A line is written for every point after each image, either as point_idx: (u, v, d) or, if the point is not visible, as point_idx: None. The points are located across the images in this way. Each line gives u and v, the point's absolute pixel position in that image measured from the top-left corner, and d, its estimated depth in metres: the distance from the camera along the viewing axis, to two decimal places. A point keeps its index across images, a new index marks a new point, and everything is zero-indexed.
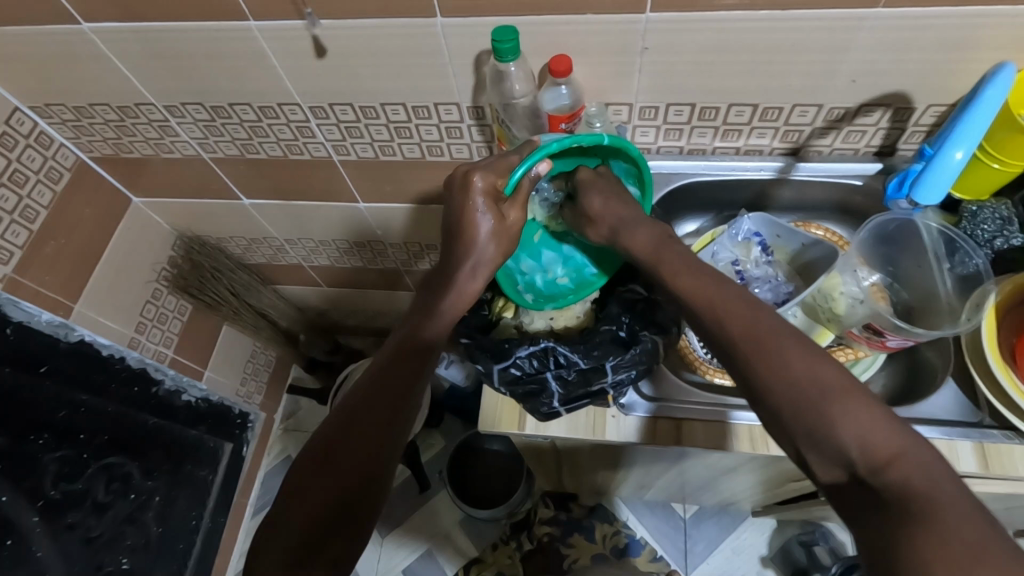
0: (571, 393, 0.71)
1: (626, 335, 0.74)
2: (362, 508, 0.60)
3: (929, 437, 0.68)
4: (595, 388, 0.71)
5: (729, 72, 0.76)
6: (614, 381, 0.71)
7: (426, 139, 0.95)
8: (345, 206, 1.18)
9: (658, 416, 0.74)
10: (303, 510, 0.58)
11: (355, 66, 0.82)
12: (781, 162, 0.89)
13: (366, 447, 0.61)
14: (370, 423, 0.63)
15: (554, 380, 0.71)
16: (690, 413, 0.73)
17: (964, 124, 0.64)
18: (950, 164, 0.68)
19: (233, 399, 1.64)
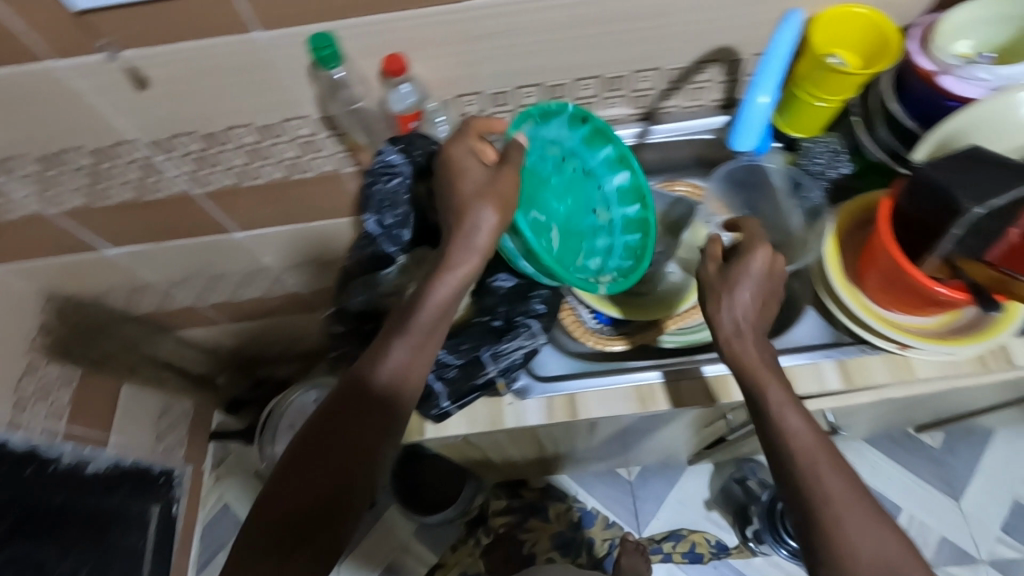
0: (458, 389, 0.71)
1: (502, 323, 0.73)
2: (337, 519, 0.62)
3: (795, 363, 0.72)
4: (480, 381, 0.72)
5: (566, 50, 0.77)
6: (499, 369, 0.72)
7: (285, 157, 0.92)
8: (221, 237, 1.12)
9: (551, 395, 0.75)
10: (281, 509, 0.61)
11: (184, 93, 0.77)
12: (636, 128, 0.92)
13: (343, 458, 0.62)
14: (351, 427, 0.63)
15: (437, 382, 0.71)
16: (581, 388, 0.75)
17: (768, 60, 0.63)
18: (762, 105, 0.65)
19: (151, 458, 1.55)
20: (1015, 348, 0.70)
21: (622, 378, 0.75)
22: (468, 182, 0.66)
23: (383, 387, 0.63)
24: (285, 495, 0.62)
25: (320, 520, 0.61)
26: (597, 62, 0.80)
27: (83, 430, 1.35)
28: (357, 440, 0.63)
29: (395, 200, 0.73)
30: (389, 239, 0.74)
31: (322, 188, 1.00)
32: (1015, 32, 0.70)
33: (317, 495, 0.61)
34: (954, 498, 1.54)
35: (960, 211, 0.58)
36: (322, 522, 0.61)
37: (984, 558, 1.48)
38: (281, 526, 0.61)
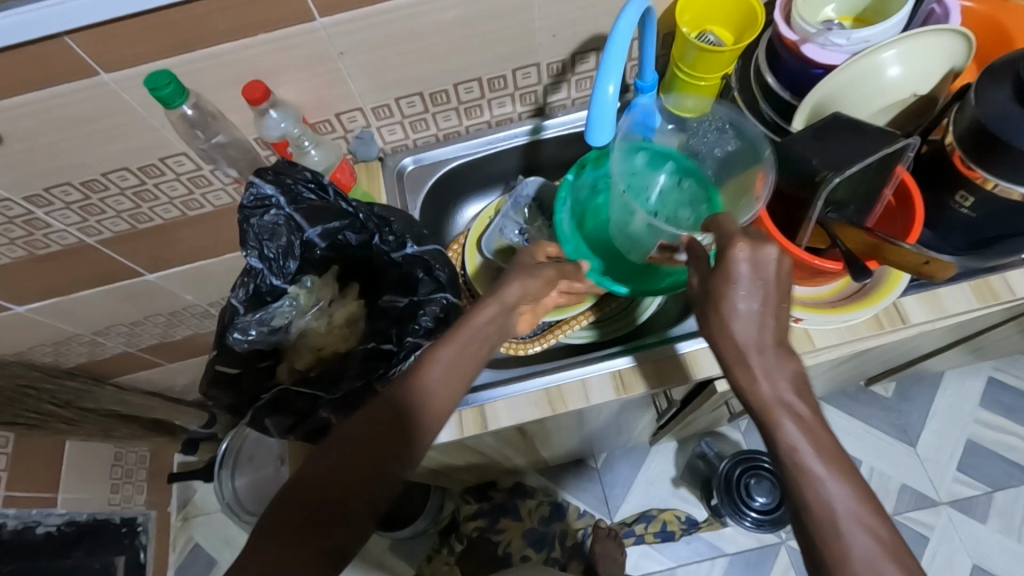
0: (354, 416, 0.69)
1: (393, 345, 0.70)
2: (357, 528, 0.54)
3: None
4: None
5: (436, 55, 0.76)
6: None
7: (176, 195, 0.89)
8: (133, 282, 1.09)
9: (461, 408, 0.74)
10: (306, 501, 0.53)
11: (45, 144, 0.74)
12: (529, 125, 0.90)
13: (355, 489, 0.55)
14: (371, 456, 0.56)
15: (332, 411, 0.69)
16: (491, 396, 0.74)
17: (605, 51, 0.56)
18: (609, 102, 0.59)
19: (108, 510, 1.51)
20: (908, 306, 0.71)
21: (533, 380, 0.74)
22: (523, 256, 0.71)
23: (426, 395, 0.60)
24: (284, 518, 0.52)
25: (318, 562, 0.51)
26: (472, 62, 0.78)
27: (25, 493, 1.31)
28: (394, 447, 0.57)
29: (273, 232, 0.70)
30: (270, 271, 0.71)
31: (223, 221, 0.97)
32: None
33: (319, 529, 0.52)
34: (911, 444, 1.57)
35: (820, 179, 0.59)
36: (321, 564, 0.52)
37: (944, 499, 1.51)
38: (306, 514, 0.53)
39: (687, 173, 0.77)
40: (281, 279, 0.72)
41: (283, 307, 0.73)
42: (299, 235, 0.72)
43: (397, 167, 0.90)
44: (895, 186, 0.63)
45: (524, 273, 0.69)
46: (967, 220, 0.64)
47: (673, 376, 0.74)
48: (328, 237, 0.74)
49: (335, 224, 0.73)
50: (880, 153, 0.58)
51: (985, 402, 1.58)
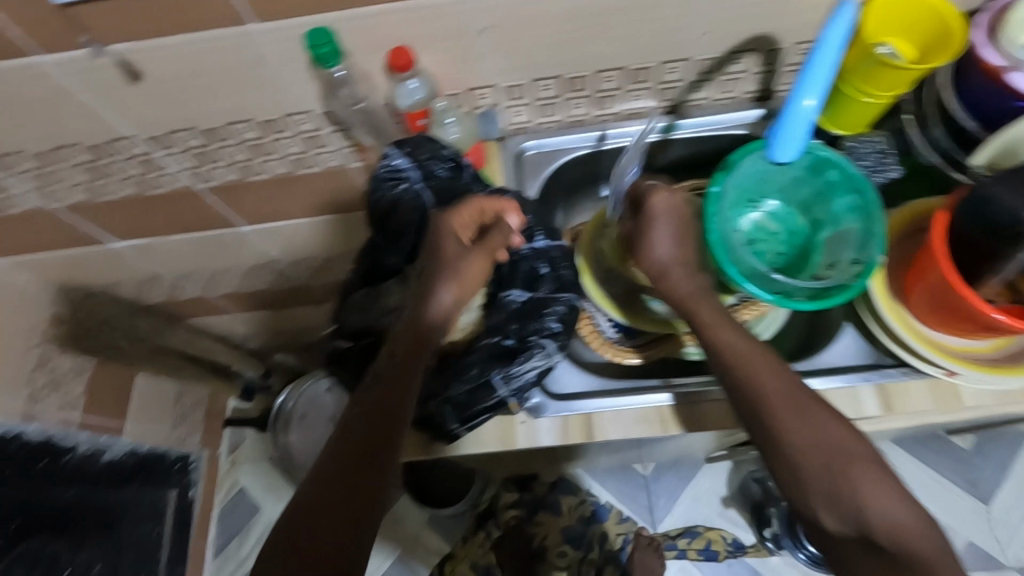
0: (466, 411, 0.67)
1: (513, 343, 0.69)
2: (364, 521, 0.55)
3: (831, 386, 0.67)
4: (491, 403, 0.67)
5: (584, 39, 0.71)
6: (512, 391, 0.68)
7: (289, 153, 0.87)
8: (226, 231, 1.08)
9: (565, 414, 0.71)
10: (304, 520, 0.54)
11: (179, 89, 0.73)
12: (661, 122, 0.85)
13: (356, 466, 0.57)
14: (365, 451, 0.58)
15: (447, 404, 0.67)
16: (597, 408, 0.70)
17: (813, 59, 0.52)
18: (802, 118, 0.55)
19: (167, 445, 1.56)
20: None
21: (643, 398, 0.70)
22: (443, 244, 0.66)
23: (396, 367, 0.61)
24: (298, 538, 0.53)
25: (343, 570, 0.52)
26: (619, 51, 0.73)
27: (98, 420, 1.35)
28: (370, 434, 0.58)
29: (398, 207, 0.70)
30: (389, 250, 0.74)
31: (327, 183, 0.95)
32: None
33: (341, 535, 0.54)
34: (983, 501, 1.48)
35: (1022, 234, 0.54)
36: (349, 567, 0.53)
37: (1010, 564, 1.43)
38: (312, 531, 0.54)
39: (840, 185, 0.70)
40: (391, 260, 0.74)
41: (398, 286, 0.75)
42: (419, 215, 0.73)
43: (517, 149, 0.86)
44: None
45: (448, 272, 0.65)
46: None
47: None
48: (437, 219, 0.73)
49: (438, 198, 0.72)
50: None
51: None
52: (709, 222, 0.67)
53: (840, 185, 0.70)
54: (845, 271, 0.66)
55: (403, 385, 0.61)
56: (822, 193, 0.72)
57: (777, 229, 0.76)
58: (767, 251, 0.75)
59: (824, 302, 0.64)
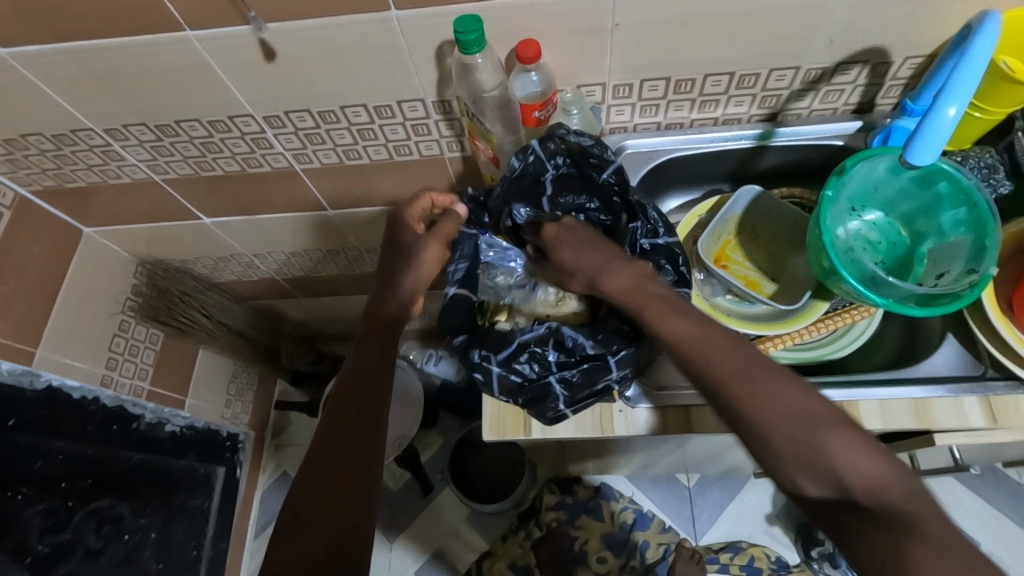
0: (577, 395, 0.71)
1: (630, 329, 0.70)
2: (360, 513, 0.61)
3: (935, 395, 0.67)
4: (600, 386, 0.71)
5: (702, 41, 0.73)
6: (618, 377, 0.70)
7: (392, 138, 0.90)
8: (311, 214, 1.12)
9: (664, 405, 0.73)
10: (304, 521, 0.59)
11: (308, 69, 0.76)
12: (759, 129, 0.86)
13: (347, 466, 0.63)
14: (356, 414, 0.67)
15: (558, 385, 0.71)
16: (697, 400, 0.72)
17: (961, 71, 0.53)
18: (944, 123, 0.56)
19: (220, 422, 1.60)
20: None
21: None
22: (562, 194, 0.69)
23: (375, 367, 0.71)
24: (311, 494, 0.61)
25: (355, 507, 0.61)
26: (732, 57, 0.75)
27: (162, 391, 1.39)
28: (351, 436, 0.65)
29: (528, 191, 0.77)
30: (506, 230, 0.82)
31: (420, 172, 0.98)
32: None
33: (349, 484, 0.62)
34: None
35: None
36: (361, 505, 0.61)
37: None
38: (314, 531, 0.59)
39: (948, 200, 0.71)
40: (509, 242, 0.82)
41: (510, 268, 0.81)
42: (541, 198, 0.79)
43: (615, 147, 0.88)
44: None
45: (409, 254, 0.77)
46: None
47: (902, 421, 0.67)
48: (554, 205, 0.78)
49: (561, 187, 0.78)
50: None
51: None
52: (821, 226, 0.69)
53: (948, 202, 0.71)
54: (960, 280, 0.67)
55: (379, 359, 0.71)
56: (925, 207, 0.73)
57: (877, 238, 0.76)
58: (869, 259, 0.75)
59: (937, 309, 0.64)
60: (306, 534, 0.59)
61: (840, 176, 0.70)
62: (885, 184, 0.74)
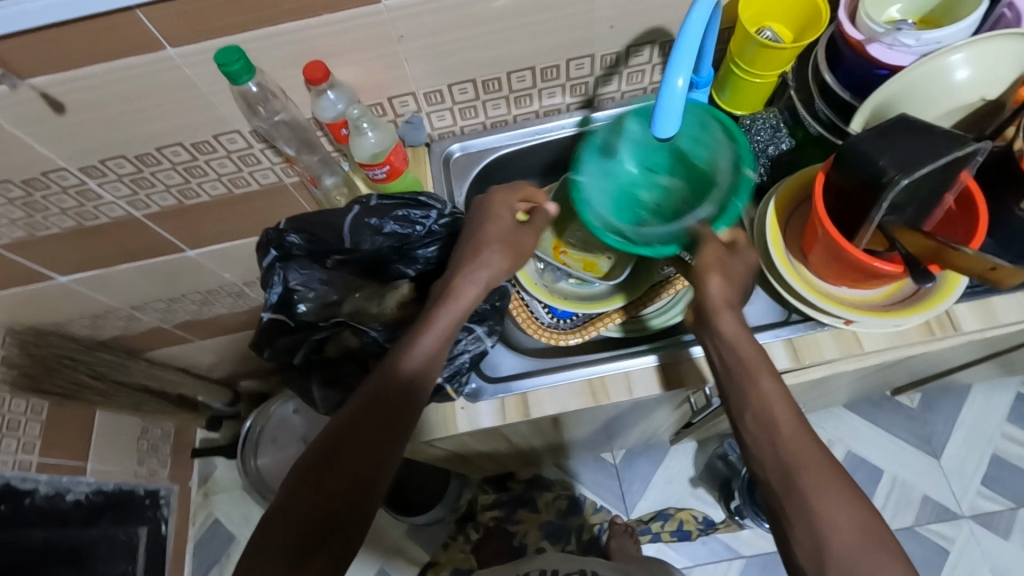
0: None
1: None
2: (360, 512, 0.59)
3: None
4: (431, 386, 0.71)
5: (492, 42, 0.75)
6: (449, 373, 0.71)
7: (224, 172, 0.90)
8: (171, 256, 1.10)
9: (505, 393, 0.74)
10: (303, 507, 0.57)
11: (107, 117, 0.75)
12: (577, 117, 0.90)
13: (361, 462, 0.59)
14: (370, 428, 0.60)
15: None
16: (547, 383, 0.74)
17: (677, 46, 0.57)
18: (677, 95, 0.59)
19: (134, 482, 1.54)
20: (961, 313, 0.70)
21: (606, 366, 0.74)
22: (499, 218, 0.69)
23: (415, 374, 0.62)
24: (305, 496, 0.58)
25: (343, 523, 0.58)
26: (527, 52, 0.78)
27: (57, 461, 1.33)
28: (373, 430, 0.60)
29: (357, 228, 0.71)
30: (301, 256, 0.69)
31: (267, 201, 0.98)
32: None
33: (344, 495, 0.59)
34: (934, 456, 1.53)
35: (887, 181, 0.57)
36: (349, 522, 0.59)
37: (966, 513, 1.47)
38: (307, 518, 0.57)
39: (702, 140, 0.74)
40: (312, 267, 0.69)
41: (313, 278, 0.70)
42: (390, 217, 0.70)
43: (444, 152, 0.90)
44: (959, 192, 0.62)
45: (506, 241, 0.69)
46: None
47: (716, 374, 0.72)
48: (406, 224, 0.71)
49: (420, 212, 0.71)
50: (950, 157, 0.56)
51: (1014, 418, 1.53)
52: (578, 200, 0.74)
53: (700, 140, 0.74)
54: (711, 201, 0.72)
55: (429, 365, 0.63)
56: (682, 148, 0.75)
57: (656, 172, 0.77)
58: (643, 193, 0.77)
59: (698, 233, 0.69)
60: (291, 538, 0.56)
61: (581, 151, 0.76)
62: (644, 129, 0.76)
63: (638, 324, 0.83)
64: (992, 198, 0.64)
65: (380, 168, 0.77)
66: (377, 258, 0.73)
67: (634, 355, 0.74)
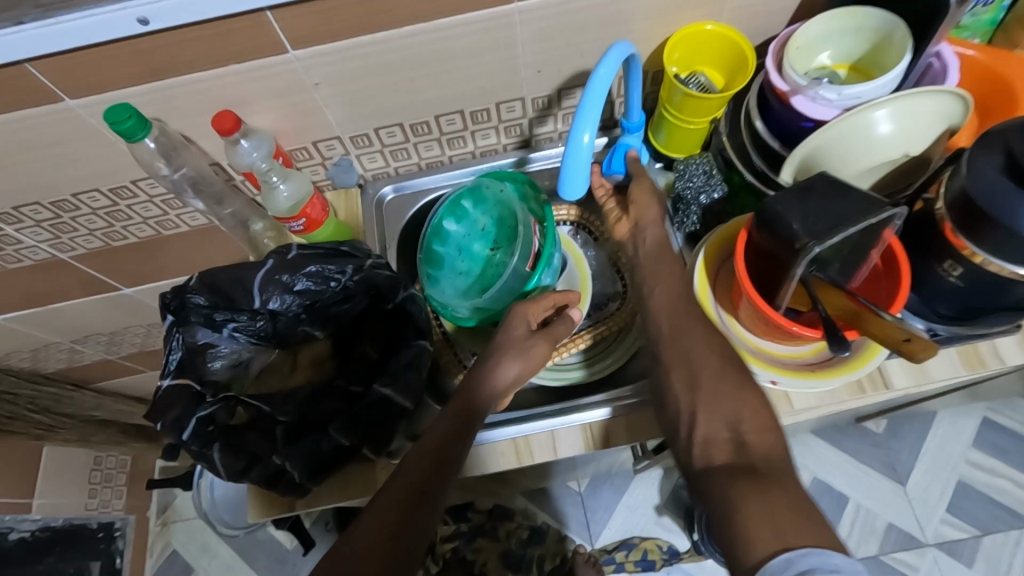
0: (345, 456, 0.65)
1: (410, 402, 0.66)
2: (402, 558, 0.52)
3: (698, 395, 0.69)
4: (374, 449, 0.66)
5: (413, 87, 0.73)
6: (385, 427, 0.65)
7: (149, 216, 0.87)
8: (107, 295, 1.06)
9: None
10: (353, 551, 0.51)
11: (13, 167, 0.72)
12: (513, 157, 0.87)
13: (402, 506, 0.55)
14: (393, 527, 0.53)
15: (336, 455, 0.64)
16: (480, 440, 0.71)
17: (584, 102, 0.57)
18: (584, 153, 0.59)
19: (86, 515, 1.50)
20: (891, 369, 0.68)
21: (572, 416, 0.71)
22: (512, 329, 0.68)
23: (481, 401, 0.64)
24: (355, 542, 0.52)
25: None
26: (453, 96, 0.76)
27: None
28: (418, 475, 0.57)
29: (265, 291, 0.68)
30: (200, 321, 0.67)
31: (200, 240, 0.95)
32: (870, 45, 0.68)
33: None
34: (901, 483, 1.44)
35: (800, 247, 0.55)
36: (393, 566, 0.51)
37: (930, 542, 1.39)
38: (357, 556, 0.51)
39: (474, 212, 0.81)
40: (217, 330, 0.68)
41: (226, 342, 0.69)
42: (301, 274, 0.68)
43: (377, 195, 0.88)
44: (881, 250, 0.60)
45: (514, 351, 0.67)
46: (952, 291, 0.61)
47: (645, 431, 0.71)
48: (320, 279, 0.69)
49: (335, 267, 0.69)
50: (864, 222, 0.55)
51: (979, 444, 1.45)
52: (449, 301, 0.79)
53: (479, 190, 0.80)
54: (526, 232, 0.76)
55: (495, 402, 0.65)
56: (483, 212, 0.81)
57: (483, 219, 0.82)
58: (475, 246, 0.82)
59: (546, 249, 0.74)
60: None
61: (434, 254, 0.81)
62: (451, 219, 0.81)
63: (624, 342, 0.80)
64: (914, 257, 0.62)
65: (297, 220, 0.75)
66: (289, 318, 0.72)
67: (557, 412, 0.72)
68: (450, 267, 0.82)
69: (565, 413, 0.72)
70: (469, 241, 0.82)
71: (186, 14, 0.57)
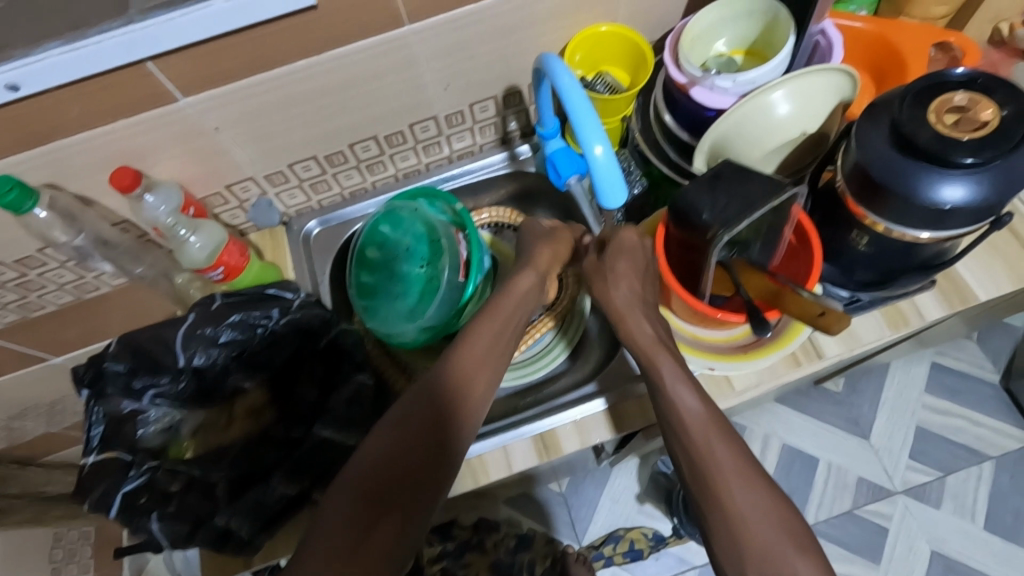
0: (291, 505, 0.63)
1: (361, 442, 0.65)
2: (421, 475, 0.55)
3: None
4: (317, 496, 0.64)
5: (319, 118, 0.71)
6: (329, 468, 0.64)
7: (65, 282, 0.83)
8: (34, 369, 1.00)
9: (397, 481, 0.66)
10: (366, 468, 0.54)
11: None
12: (467, 165, 0.88)
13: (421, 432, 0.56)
14: (373, 505, 0.52)
15: (282, 506, 0.63)
16: None
17: (575, 119, 0.56)
18: (605, 162, 0.57)
19: None
20: (822, 338, 0.70)
21: (523, 429, 0.71)
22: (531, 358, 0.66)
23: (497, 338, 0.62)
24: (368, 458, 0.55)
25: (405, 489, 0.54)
26: (363, 122, 0.75)
27: None
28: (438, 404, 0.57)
29: (189, 348, 0.67)
30: (118, 391, 0.64)
31: (125, 299, 0.91)
32: (759, 30, 0.70)
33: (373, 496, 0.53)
34: (865, 436, 1.49)
35: (711, 236, 0.56)
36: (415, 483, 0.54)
37: (899, 488, 1.44)
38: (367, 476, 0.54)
39: (401, 230, 0.79)
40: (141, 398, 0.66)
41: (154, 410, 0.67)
42: (225, 325, 0.67)
43: (303, 231, 0.86)
44: (793, 227, 0.62)
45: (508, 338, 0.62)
46: (863, 257, 0.63)
47: (596, 433, 0.71)
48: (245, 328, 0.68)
49: (260, 312, 0.67)
50: (768, 205, 0.56)
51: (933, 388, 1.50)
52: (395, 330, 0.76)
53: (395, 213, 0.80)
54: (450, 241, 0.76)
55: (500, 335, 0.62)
56: (406, 229, 0.79)
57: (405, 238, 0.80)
58: (407, 266, 0.78)
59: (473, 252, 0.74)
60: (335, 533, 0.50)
61: (369, 284, 0.79)
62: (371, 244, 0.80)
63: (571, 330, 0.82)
64: (826, 228, 0.64)
65: (215, 270, 0.73)
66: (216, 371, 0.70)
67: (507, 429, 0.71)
68: (389, 290, 0.78)
69: (516, 426, 0.72)
70: (399, 263, 0.79)
71: (59, 75, 0.54)
